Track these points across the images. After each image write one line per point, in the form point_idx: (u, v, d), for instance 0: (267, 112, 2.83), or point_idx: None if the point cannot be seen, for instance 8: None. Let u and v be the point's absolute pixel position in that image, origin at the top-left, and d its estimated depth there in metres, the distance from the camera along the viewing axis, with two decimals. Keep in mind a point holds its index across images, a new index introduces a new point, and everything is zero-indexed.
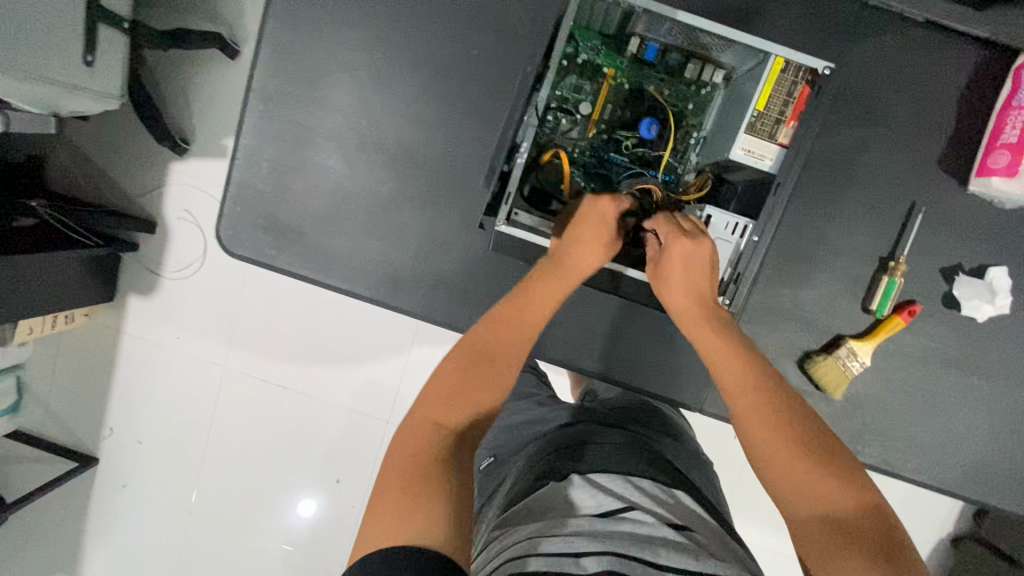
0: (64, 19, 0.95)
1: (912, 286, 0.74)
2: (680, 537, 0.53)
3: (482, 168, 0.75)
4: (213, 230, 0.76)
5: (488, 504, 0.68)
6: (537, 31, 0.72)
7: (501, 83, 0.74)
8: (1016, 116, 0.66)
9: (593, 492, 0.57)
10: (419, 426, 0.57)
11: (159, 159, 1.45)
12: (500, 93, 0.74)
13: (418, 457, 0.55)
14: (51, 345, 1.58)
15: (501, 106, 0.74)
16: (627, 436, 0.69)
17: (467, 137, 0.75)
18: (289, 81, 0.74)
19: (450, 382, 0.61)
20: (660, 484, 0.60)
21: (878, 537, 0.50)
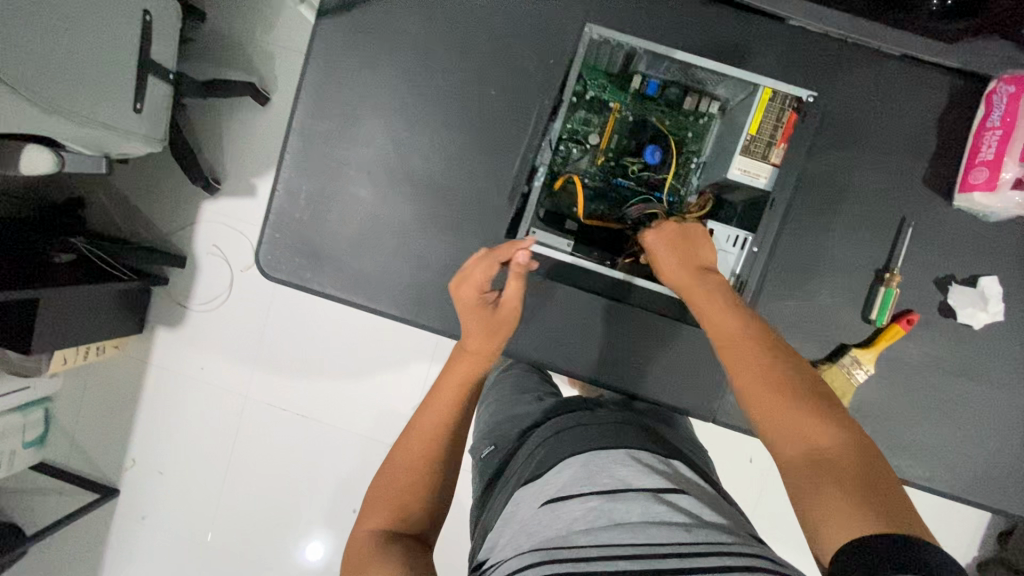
0: (120, 71, 1.06)
1: (910, 296, 0.78)
2: (673, 511, 0.56)
3: (498, 194, 0.81)
4: (255, 255, 0.83)
5: (497, 490, 0.73)
6: (549, 70, 0.79)
7: (516, 119, 0.80)
8: (990, 136, 0.72)
9: (591, 475, 0.62)
10: (361, 535, 0.63)
11: (192, 199, 1.55)
12: (515, 127, 0.80)
13: (367, 548, 0.61)
14: (80, 378, 1.63)
15: (517, 138, 0.80)
16: (624, 417, 0.75)
17: (485, 166, 0.81)
18: (326, 122, 0.82)
19: (387, 486, 0.67)
20: (658, 455, 0.67)
21: (861, 473, 0.53)
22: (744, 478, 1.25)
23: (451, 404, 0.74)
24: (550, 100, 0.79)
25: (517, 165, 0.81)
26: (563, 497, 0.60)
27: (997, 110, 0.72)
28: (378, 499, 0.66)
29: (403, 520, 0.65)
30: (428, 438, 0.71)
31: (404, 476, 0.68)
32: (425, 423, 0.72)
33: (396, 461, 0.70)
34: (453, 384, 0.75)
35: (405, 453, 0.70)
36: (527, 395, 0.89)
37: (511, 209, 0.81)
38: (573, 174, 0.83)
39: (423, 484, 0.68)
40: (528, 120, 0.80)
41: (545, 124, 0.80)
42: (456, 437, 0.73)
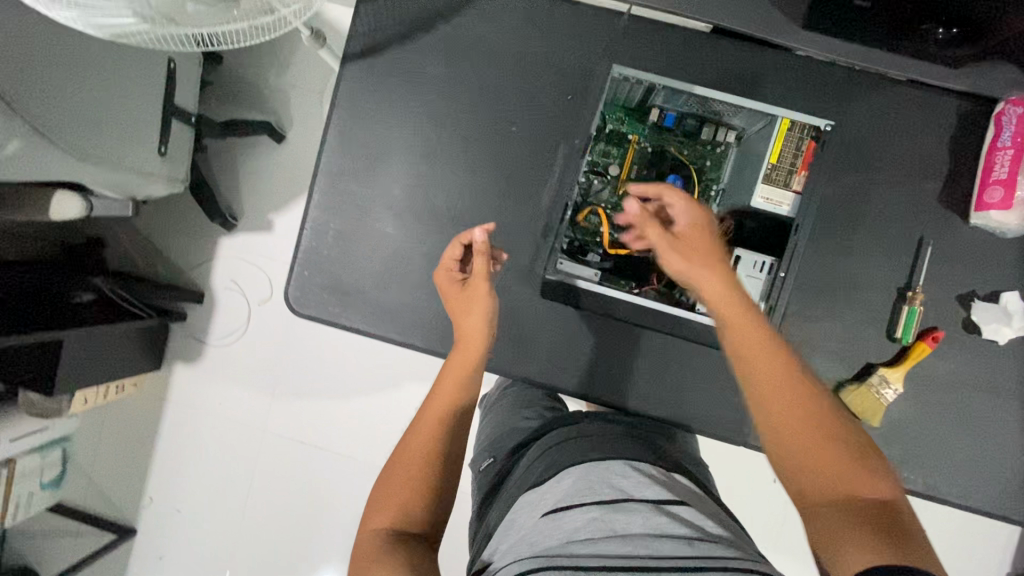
0: (147, 118, 1.09)
1: (934, 314, 0.79)
2: (674, 523, 0.57)
3: (521, 225, 0.83)
4: (284, 293, 0.85)
5: (497, 501, 0.74)
6: (568, 105, 0.82)
7: (536, 153, 0.83)
8: (1002, 155, 0.74)
9: (594, 487, 0.62)
10: (365, 536, 0.62)
11: (210, 235, 1.58)
12: (536, 160, 0.83)
13: (368, 550, 0.60)
14: (98, 417, 1.64)
15: (539, 172, 0.83)
16: (625, 429, 0.77)
17: (508, 199, 0.84)
18: (352, 162, 0.85)
19: (387, 486, 0.67)
20: (659, 468, 0.68)
21: (882, 515, 0.55)
22: (769, 498, 1.24)
23: (451, 395, 0.73)
24: (570, 137, 0.82)
25: (543, 199, 0.83)
26: (564, 506, 0.61)
27: (1007, 131, 0.74)
28: (379, 501, 0.66)
29: (405, 519, 0.64)
30: (428, 432, 0.70)
31: (404, 473, 0.67)
32: (427, 418, 0.72)
33: (397, 459, 0.69)
34: (451, 373, 0.74)
35: (406, 450, 0.69)
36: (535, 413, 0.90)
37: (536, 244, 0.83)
38: (596, 207, 0.85)
39: (422, 480, 0.66)
40: (550, 154, 0.83)
41: (575, 161, 0.82)
42: (456, 429, 0.72)
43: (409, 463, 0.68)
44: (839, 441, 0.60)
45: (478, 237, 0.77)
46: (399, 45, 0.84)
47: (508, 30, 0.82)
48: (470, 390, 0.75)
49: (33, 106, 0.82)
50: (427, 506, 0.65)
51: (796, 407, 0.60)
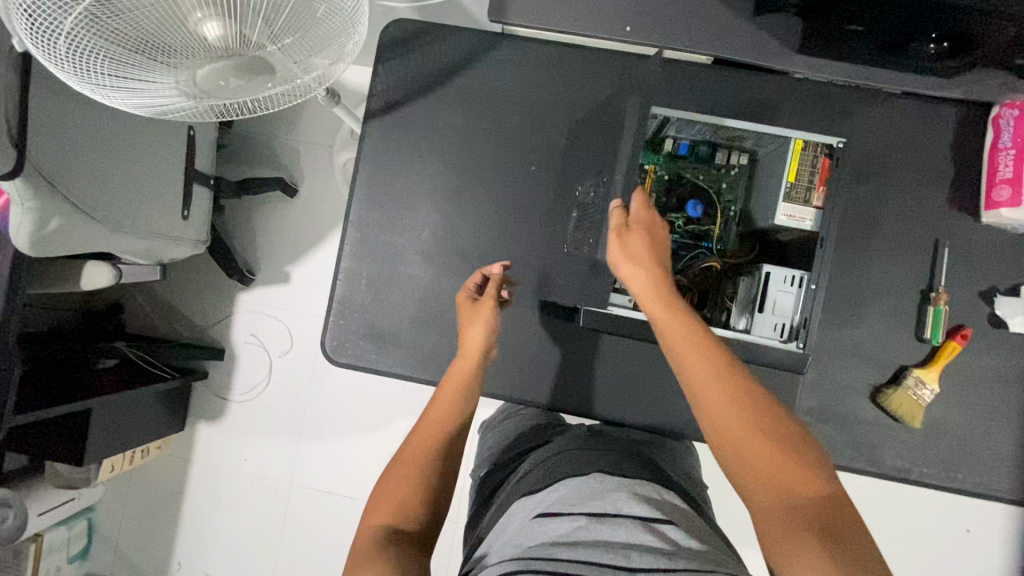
0: (172, 185, 1.12)
1: (959, 312, 0.81)
2: (657, 541, 0.58)
3: (547, 261, 0.87)
4: (321, 342, 0.87)
5: (492, 503, 0.77)
6: (581, 143, 0.86)
7: (556, 191, 0.87)
8: (1005, 156, 0.78)
9: (585, 500, 0.64)
10: (361, 535, 0.61)
11: (228, 292, 1.60)
12: (554, 198, 0.87)
13: (362, 547, 0.59)
14: (119, 483, 1.62)
15: (559, 207, 0.87)
16: (622, 445, 0.79)
17: (532, 237, 0.88)
18: (380, 212, 0.89)
19: (385, 485, 0.66)
20: (651, 483, 0.69)
21: (827, 523, 0.53)
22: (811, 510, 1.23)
23: (451, 403, 0.74)
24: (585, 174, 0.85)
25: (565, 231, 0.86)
26: (555, 512, 0.63)
27: (1005, 133, 0.78)
28: (382, 497, 0.65)
29: (403, 519, 0.63)
30: (429, 437, 0.70)
31: (404, 472, 0.67)
32: (426, 423, 0.72)
33: (397, 461, 0.69)
34: (451, 382, 0.76)
35: (405, 452, 0.69)
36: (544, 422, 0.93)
37: (561, 276, 0.85)
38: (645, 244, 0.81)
39: (422, 479, 0.66)
40: (568, 190, 0.87)
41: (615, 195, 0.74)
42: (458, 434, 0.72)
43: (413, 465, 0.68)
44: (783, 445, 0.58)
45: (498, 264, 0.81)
46: (417, 99, 0.89)
47: (520, 79, 0.88)
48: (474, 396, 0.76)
49: (75, 185, 0.87)
50: (424, 504, 0.64)
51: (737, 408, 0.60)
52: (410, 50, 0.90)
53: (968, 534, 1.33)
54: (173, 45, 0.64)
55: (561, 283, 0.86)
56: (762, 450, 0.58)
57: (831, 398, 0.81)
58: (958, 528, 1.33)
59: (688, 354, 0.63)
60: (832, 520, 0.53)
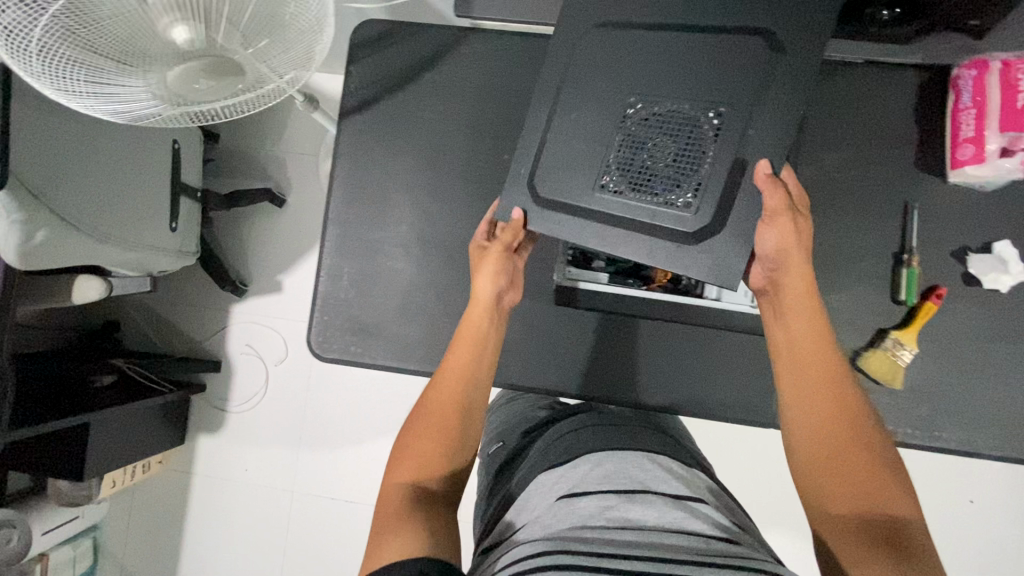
0: (159, 199, 1.14)
1: (932, 273, 0.82)
2: (691, 518, 0.61)
3: (580, 195, 0.77)
4: (306, 339, 0.89)
5: (500, 487, 0.80)
6: (624, 55, 0.78)
7: (575, 125, 0.79)
8: (967, 114, 0.77)
9: (613, 479, 0.66)
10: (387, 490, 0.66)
11: (221, 304, 1.62)
12: (569, 132, 0.79)
13: (390, 503, 0.63)
14: (123, 501, 1.63)
15: (589, 139, 0.78)
16: (641, 418, 0.85)
17: (539, 173, 0.79)
18: (358, 208, 0.91)
19: (410, 444, 0.69)
20: (676, 461, 0.73)
21: (893, 539, 0.58)
22: None
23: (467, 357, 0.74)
24: (651, 93, 0.77)
25: (616, 161, 0.77)
26: (579, 493, 0.64)
27: (964, 93, 0.78)
28: (404, 457, 0.68)
29: (425, 477, 0.66)
30: (448, 396, 0.71)
31: (425, 431, 0.69)
32: (442, 380, 0.73)
33: (418, 414, 0.71)
34: (465, 337, 0.76)
35: (426, 411, 0.71)
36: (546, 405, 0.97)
37: (617, 213, 0.76)
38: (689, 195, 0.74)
39: (440, 437, 0.69)
40: (605, 119, 0.78)
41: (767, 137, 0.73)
42: (470, 387, 0.73)
43: (437, 422, 0.69)
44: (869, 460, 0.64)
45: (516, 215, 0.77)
46: (390, 96, 0.91)
47: (488, 71, 0.90)
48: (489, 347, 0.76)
49: (60, 198, 0.89)
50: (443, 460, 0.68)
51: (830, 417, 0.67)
52: (380, 48, 0.92)
53: (971, 505, 1.32)
54: (145, 52, 0.67)
55: (610, 220, 0.76)
56: (849, 458, 0.64)
57: None
58: (961, 499, 1.33)
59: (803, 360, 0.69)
60: (902, 534, 0.58)
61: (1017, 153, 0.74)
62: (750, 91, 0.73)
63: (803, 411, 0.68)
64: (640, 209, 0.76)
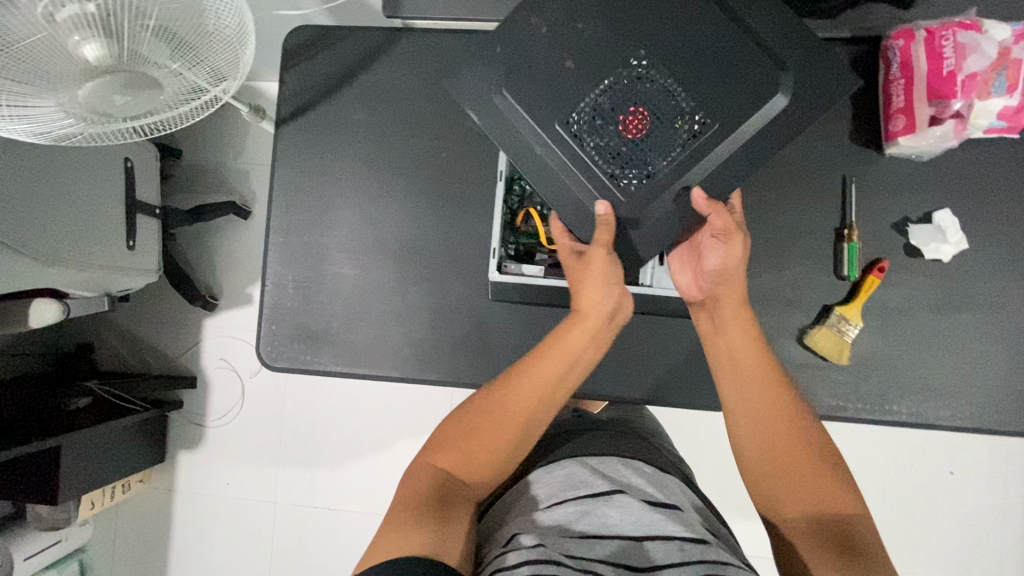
0: (112, 216, 1.14)
1: (873, 247, 0.82)
2: (668, 521, 0.61)
3: (541, 117, 0.73)
4: (256, 350, 0.88)
5: None
6: (660, 20, 0.73)
7: (582, 43, 0.73)
8: (896, 86, 0.77)
9: (590, 482, 0.66)
10: (419, 468, 0.66)
11: (193, 319, 1.61)
12: (568, 48, 0.73)
13: (416, 485, 0.63)
14: (108, 522, 1.63)
15: (586, 66, 0.73)
16: (614, 425, 0.84)
17: (517, 79, 0.74)
18: (300, 215, 0.91)
19: (464, 436, 0.67)
20: (654, 466, 0.73)
21: (845, 541, 0.61)
22: None
23: (549, 375, 0.69)
24: (659, 61, 0.73)
25: (593, 99, 0.73)
26: (558, 500, 0.65)
27: (893, 65, 0.78)
28: (445, 440, 0.67)
29: (464, 470, 0.66)
30: (520, 409, 0.68)
31: (487, 433, 0.67)
32: (522, 389, 0.68)
33: (483, 406, 0.68)
34: (553, 350, 0.70)
35: (491, 409, 0.68)
36: None
37: (564, 150, 0.73)
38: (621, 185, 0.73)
39: (499, 447, 0.67)
40: (603, 67, 0.73)
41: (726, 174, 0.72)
42: (545, 412, 0.69)
43: (494, 425, 0.67)
44: (822, 465, 0.66)
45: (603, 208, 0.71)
46: (326, 101, 0.91)
47: (423, 69, 0.90)
48: (574, 373, 0.71)
49: None
50: (491, 469, 0.66)
51: (780, 425, 0.68)
52: (314, 53, 0.91)
53: (952, 476, 1.32)
54: (62, 71, 0.66)
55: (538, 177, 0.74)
56: (802, 465, 0.66)
57: None
58: (941, 471, 1.32)
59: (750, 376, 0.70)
60: (852, 535, 0.61)
61: (947, 120, 0.74)
62: (749, 100, 0.71)
63: (743, 422, 0.69)
64: (589, 154, 0.74)
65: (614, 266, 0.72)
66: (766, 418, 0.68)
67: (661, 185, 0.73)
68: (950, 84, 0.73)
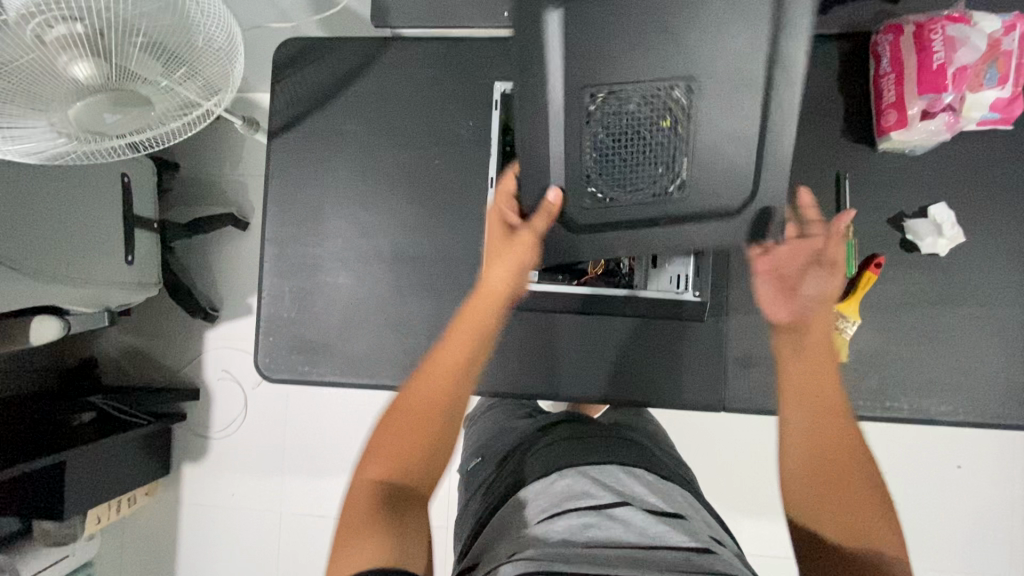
0: (109, 231, 1.14)
1: (870, 243, 0.81)
2: (672, 531, 0.61)
3: (573, 70, 0.64)
4: (254, 361, 0.89)
5: (474, 510, 0.80)
6: (733, 71, 0.64)
7: (656, 40, 0.64)
8: (886, 81, 0.77)
9: (593, 492, 0.66)
10: (358, 487, 0.65)
11: (194, 331, 1.62)
12: (643, 34, 0.64)
13: (360, 505, 0.62)
14: (115, 535, 1.63)
15: (644, 57, 0.64)
16: (612, 430, 0.83)
17: (579, 16, 0.63)
18: (295, 227, 0.91)
19: (391, 441, 0.67)
20: (653, 474, 0.72)
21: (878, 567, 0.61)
22: None
23: (460, 356, 0.72)
24: (692, 107, 0.65)
25: (629, 92, 0.65)
26: (559, 511, 0.64)
27: (882, 59, 0.77)
28: (374, 455, 0.67)
29: (396, 473, 0.66)
30: (438, 398, 0.70)
31: (406, 428, 0.68)
32: (434, 377, 0.71)
33: (401, 406, 0.70)
34: (462, 336, 0.73)
35: (410, 408, 0.69)
36: (521, 412, 0.96)
37: (568, 114, 0.66)
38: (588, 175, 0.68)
39: (426, 442, 0.68)
40: (649, 78, 0.64)
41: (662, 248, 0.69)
42: (462, 392, 0.71)
43: (413, 420, 0.68)
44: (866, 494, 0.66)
45: (552, 196, 0.67)
46: (318, 112, 0.91)
47: (413, 77, 0.90)
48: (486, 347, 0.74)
49: None
50: (421, 466, 0.67)
51: (830, 450, 0.68)
52: (304, 64, 0.91)
53: (959, 471, 1.31)
54: (54, 92, 0.67)
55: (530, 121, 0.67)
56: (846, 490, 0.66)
57: (755, 345, 0.84)
58: (947, 465, 1.31)
59: (810, 399, 0.70)
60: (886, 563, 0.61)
61: (938, 114, 0.73)
62: (718, 200, 0.67)
63: (808, 439, 0.69)
64: (586, 140, 0.66)
65: (536, 253, 0.72)
66: (830, 441, 0.68)
67: (598, 214, 0.68)
68: (940, 78, 0.71)
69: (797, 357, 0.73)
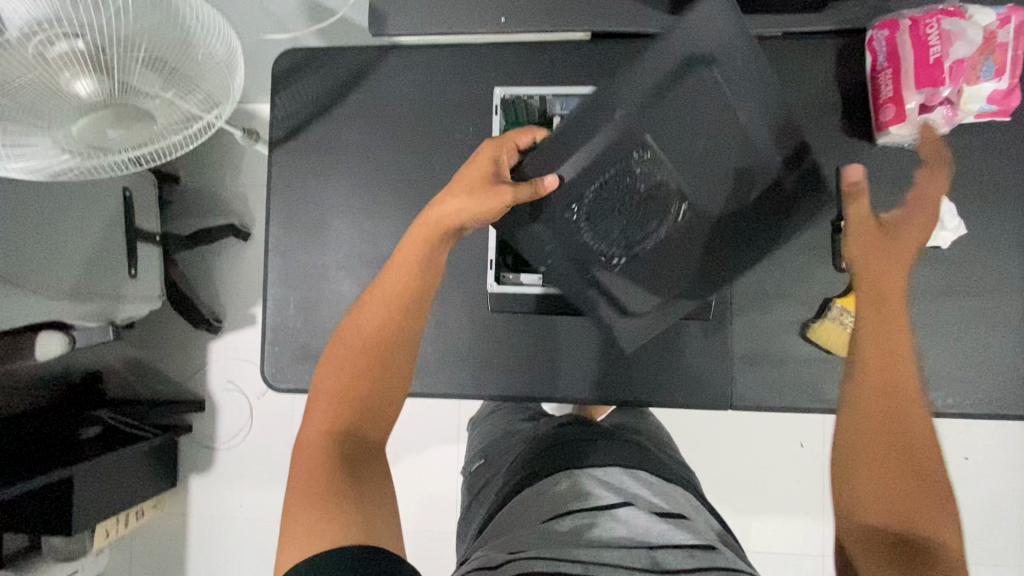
0: (111, 244, 1.15)
1: None
2: (677, 531, 0.61)
3: (632, 118, 0.71)
4: (260, 371, 0.89)
5: (476, 515, 0.80)
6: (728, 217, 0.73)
7: (700, 165, 0.72)
8: (883, 75, 0.77)
9: (597, 493, 0.66)
10: (311, 443, 0.62)
11: (198, 343, 1.62)
12: (688, 157, 0.72)
13: (314, 461, 0.60)
14: (123, 549, 1.63)
15: (684, 167, 0.72)
16: (612, 432, 0.83)
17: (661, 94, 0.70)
18: (298, 235, 0.91)
19: (340, 382, 0.66)
20: (654, 474, 0.72)
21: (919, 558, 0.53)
22: (793, 461, 1.29)
23: (406, 286, 0.71)
24: (674, 219, 0.75)
25: (655, 176, 0.74)
26: (563, 511, 0.64)
27: (878, 54, 0.78)
28: (323, 404, 0.65)
29: (346, 421, 0.64)
30: (384, 335, 0.69)
31: (351, 366, 0.67)
32: (378, 307, 0.70)
33: (349, 341, 0.68)
34: (403, 264, 0.71)
35: (358, 347, 0.68)
36: (525, 415, 0.97)
37: (599, 147, 0.73)
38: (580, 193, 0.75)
39: (376, 388, 0.67)
40: (670, 181, 0.73)
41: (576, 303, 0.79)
42: (404, 324, 0.71)
43: (359, 359, 0.67)
44: (923, 476, 0.56)
45: (550, 180, 0.71)
46: (317, 122, 0.91)
47: (412, 85, 0.90)
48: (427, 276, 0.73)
49: None
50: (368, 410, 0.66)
51: (887, 423, 0.58)
52: (302, 74, 0.92)
53: (966, 462, 1.30)
54: (56, 109, 0.67)
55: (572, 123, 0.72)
56: (899, 470, 0.56)
57: (759, 342, 0.84)
58: (955, 456, 1.31)
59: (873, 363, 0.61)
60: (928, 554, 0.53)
61: (936, 107, 0.74)
62: (635, 290, 0.78)
63: (874, 403, 0.60)
64: (594, 180, 0.74)
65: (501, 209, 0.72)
66: (887, 413, 0.59)
67: (551, 237, 0.76)
68: (937, 70, 0.72)
69: (871, 317, 0.63)
